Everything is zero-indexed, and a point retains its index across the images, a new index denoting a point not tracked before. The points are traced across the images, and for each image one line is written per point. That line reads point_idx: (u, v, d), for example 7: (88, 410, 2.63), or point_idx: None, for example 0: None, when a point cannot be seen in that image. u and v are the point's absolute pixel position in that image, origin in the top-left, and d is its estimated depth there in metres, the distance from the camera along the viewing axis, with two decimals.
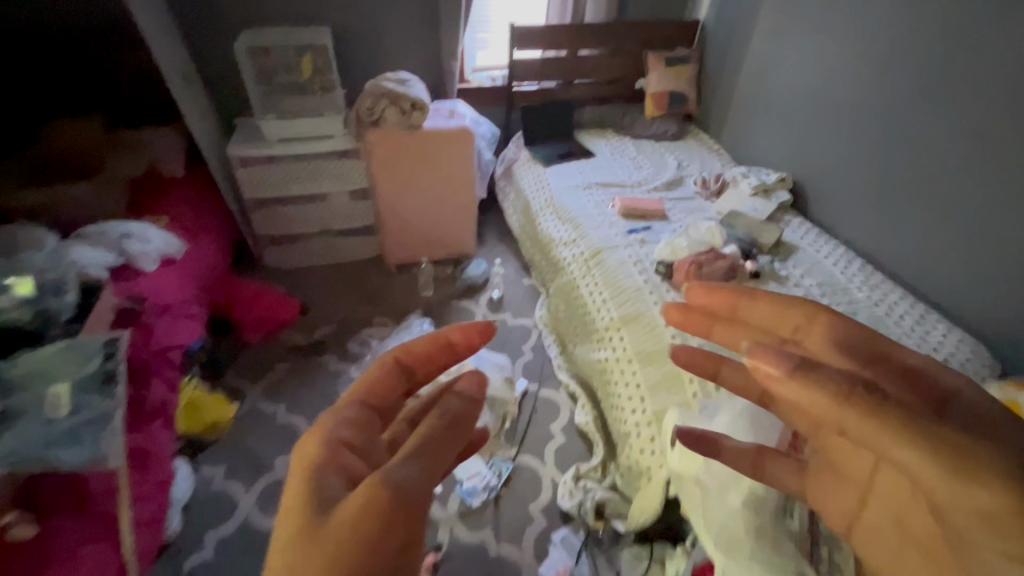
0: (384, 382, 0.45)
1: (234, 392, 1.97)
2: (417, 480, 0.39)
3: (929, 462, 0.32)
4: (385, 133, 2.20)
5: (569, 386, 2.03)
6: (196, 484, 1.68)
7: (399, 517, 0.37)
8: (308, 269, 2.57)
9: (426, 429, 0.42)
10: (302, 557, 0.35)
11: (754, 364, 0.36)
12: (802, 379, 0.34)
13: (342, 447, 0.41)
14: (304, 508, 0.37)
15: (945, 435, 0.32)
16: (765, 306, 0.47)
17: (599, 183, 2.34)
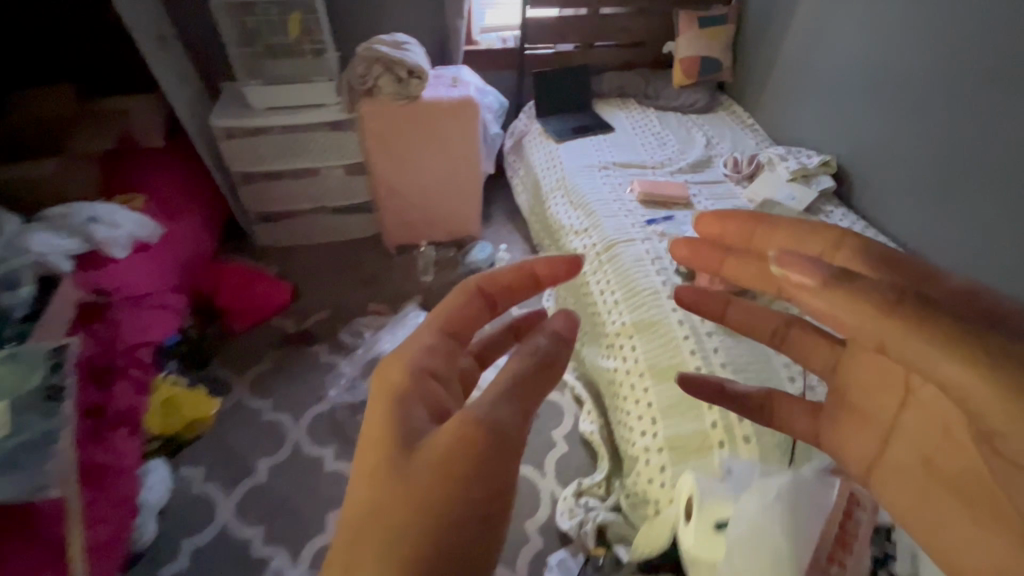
0: (467, 306, 0.55)
1: (219, 384, 1.87)
2: (499, 411, 0.48)
3: (974, 375, 0.34)
4: (379, 104, 1.98)
5: (574, 388, 1.87)
6: (175, 486, 1.60)
7: (494, 449, 0.46)
8: (303, 249, 2.42)
9: (518, 368, 0.52)
10: (405, 479, 0.44)
11: (788, 274, 0.39)
12: (832, 290, 0.37)
13: (426, 375, 0.51)
14: (396, 436, 0.46)
15: (970, 339, 0.34)
16: (779, 236, 0.52)
17: (617, 162, 2.11)
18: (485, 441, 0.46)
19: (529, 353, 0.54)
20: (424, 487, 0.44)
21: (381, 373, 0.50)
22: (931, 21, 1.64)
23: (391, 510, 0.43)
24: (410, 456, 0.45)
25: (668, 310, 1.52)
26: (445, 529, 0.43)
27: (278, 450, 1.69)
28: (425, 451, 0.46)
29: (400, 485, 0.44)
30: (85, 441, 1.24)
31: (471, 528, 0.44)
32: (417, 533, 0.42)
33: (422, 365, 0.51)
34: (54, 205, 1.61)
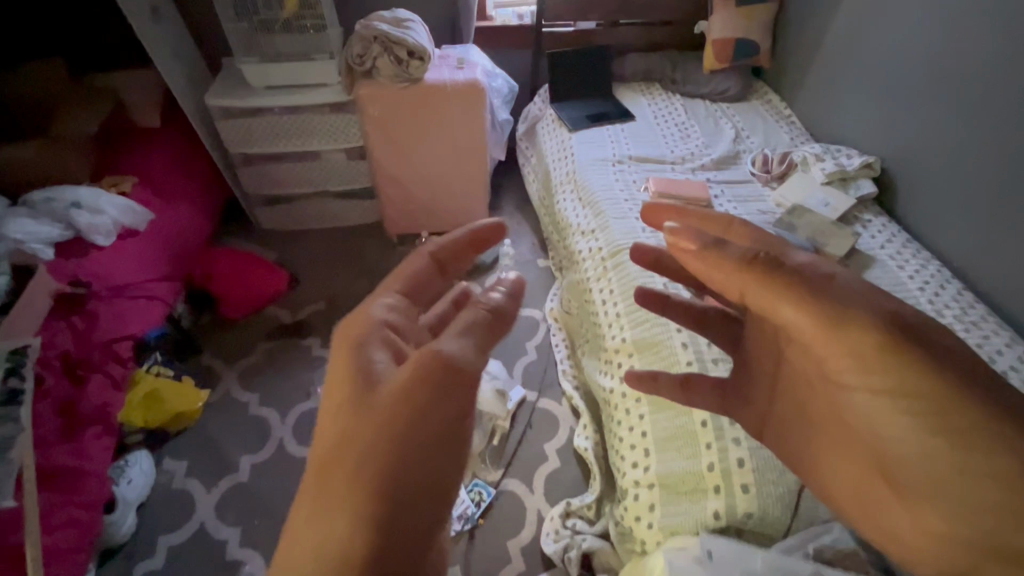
0: (422, 271, 0.61)
1: (209, 375, 1.83)
2: (462, 350, 0.54)
3: (810, 319, 0.52)
4: (379, 86, 1.86)
5: (572, 399, 1.77)
6: (157, 479, 1.58)
7: (451, 385, 0.51)
8: (305, 234, 2.35)
9: (471, 318, 0.56)
10: (358, 417, 0.49)
11: (676, 242, 0.56)
12: (707, 256, 0.54)
13: (387, 327, 0.56)
14: (354, 382, 0.51)
15: (809, 297, 0.51)
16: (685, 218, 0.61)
17: (634, 156, 1.94)
18: (446, 376, 0.51)
19: (473, 313, 0.56)
20: (384, 425, 0.48)
21: (347, 324, 0.55)
22: (1006, 3, 1.39)
23: (348, 442, 0.48)
24: (371, 397, 0.49)
25: (671, 332, 1.39)
26: (416, 454, 0.49)
27: (262, 448, 1.65)
28: (386, 390, 0.50)
29: (364, 422, 0.48)
30: (57, 440, 1.22)
31: (442, 453, 0.50)
32: (379, 468, 0.47)
33: (384, 319, 0.56)
34: (39, 189, 1.56)
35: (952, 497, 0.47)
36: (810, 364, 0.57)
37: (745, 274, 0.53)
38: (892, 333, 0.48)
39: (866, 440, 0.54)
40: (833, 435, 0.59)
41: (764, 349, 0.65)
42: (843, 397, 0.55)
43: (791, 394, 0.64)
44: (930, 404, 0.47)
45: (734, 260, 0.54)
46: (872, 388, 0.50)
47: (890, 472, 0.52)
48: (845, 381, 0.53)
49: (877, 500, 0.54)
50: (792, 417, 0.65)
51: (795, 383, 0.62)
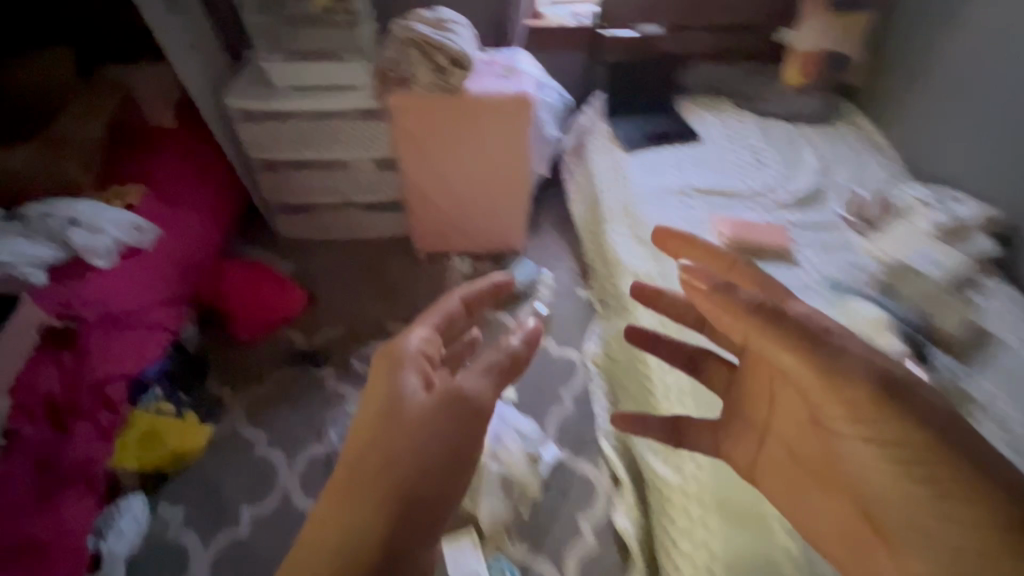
0: (455, 316, 0.77)
1: (214, 406, 1.67)
2: (480, 384, 0.69)
3: (807, 364, 0.56)
4: (415, 95, 1.64)
5: (612, 465, 1.56)
6: (151, 527, 1.44)
7: (463, 421, 0.65)
8: (325, 244, 2.15)
9: (492, 362, 0.72)
10: (389, 433, 0.61)
11: (691, 280, 0.59)
12: (716, 295, 0.57)
13: (423, 357, 0.67)
14: (380, 403, 0.63)
15: (806, 344, 0.55)
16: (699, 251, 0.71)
17: (700, 188, 1.68)
18: (463, 413, 0.65)
19: (501, 354, 0.72)
20: (411, 441, 0.61)
21: (391, 347, 0.67)
22: None
23: (383, 449, 0.61)
24: (399, 415, 0.62)
25: None
26: (430, 467, 0.62)
27: (265, 498, 1.49)
28: (410, 415, 0.62)
29: (385, 441, 0.61)
30: (32, 510, 1.07)
31: (455, 470, 0.64)
32: (399, 474, 0.60)
33: (419, 349, 0.68)
34: (37, 200, 1.41)
35: (937, 550, 0.53)
36: (811, 416, 0.64)
37: (751, 318, 0.56)
38: (879, 386, 0.53)
39: (852, 501, 0.64)
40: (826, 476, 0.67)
41: (755, 390, 0.72)
42: (833, 437, 0.61)
43: (778, 437, 0.72)
44: (911, 456, 0.53)
45: (742, 306, 0.56)
46: (868, 441, 0.56)
47: (869, 512, 0.61)
48: (835, 431, 0.60)
49: (863, 537, 0.63)
50: (790, 460, 0.72)
51: (799, 431, 0.68)
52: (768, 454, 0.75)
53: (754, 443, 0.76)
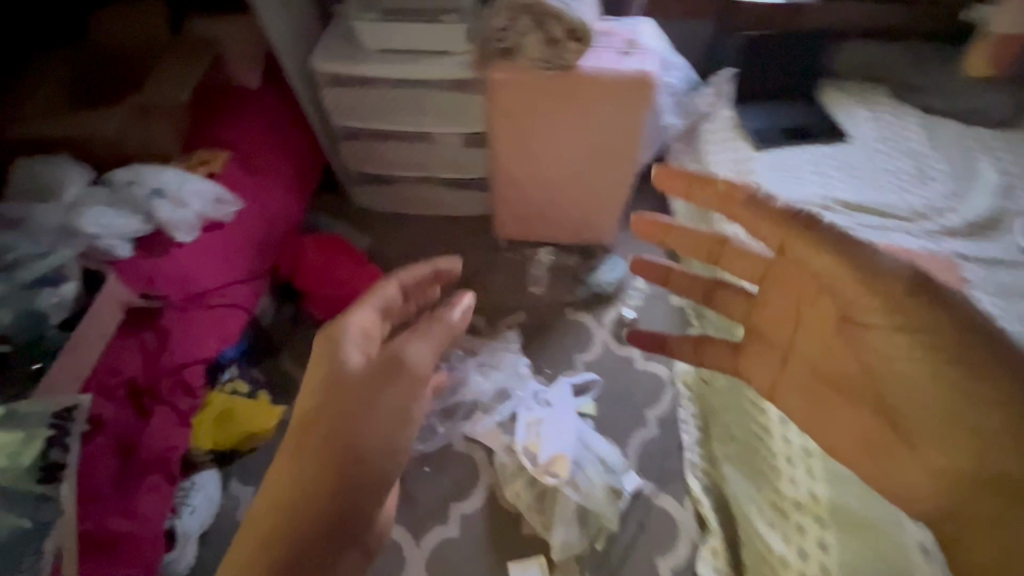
0: (387, 293, 0.78)
1: (285, 386, 1.62)
2: (418, 350, 0.71)
3: (842, 267, 0.70)
4: (518, 71, 1.44)
5: (701, 505, 1.39)
6: (222, 505, 1.43)
7: (399, 380, 0.68)
8: (401, 218, 2.03)
9: (429, 332, 0.74)
10: (331, 394, 0.65)
11: (732, 192, 0.71)
12: (756, 205, 0.71)
13: (364, 329, 0.71)
14: (328, 367, 0.67)
15: (838, 251, 0.70)
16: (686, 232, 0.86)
17: (846, 201, 1.41)
18: (394, 373, 0.68)
19: (433, 325, 0.75)
20: (354, 396, 0.65)
21: (331, 326, 0.71)
22: None
23: (326, 409, 0.64)
24: (343, 381, 0.66)
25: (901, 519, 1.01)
26: (368, 427, 0.63)
27: None
28: (353, 376, 0.66)
29: (337, 402, 0.64)
30: (104, 500, 1.05)
31: (391, 435, 0.64)
32: (332, 436, 0.62)
33: (361, 326, 0.71)
34: (124, 166, 1.35)
35: (955, 425, 0.67)
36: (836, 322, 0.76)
37: (788, 222, 0.70)
38: (909, 285, 0.68)
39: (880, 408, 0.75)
40: (843, 391, 0.79)
41: (785, 315, 0.82)
42: (866, 341, 0.73)
43: (803, 355, 0.82)
44: (941, 342, 0.67)
45: (780, 211, 0.71)
46: (897, 334, 0.69)
47: (892, 413, 0.74)
48: (868, 330, 0.71)
49: (891, 447, 0.75)
50: (811, 382, 0.82)
51: (821, 345, 0.79)
52: (789, 377, 0.84)
53: (770, 364, 0.85)
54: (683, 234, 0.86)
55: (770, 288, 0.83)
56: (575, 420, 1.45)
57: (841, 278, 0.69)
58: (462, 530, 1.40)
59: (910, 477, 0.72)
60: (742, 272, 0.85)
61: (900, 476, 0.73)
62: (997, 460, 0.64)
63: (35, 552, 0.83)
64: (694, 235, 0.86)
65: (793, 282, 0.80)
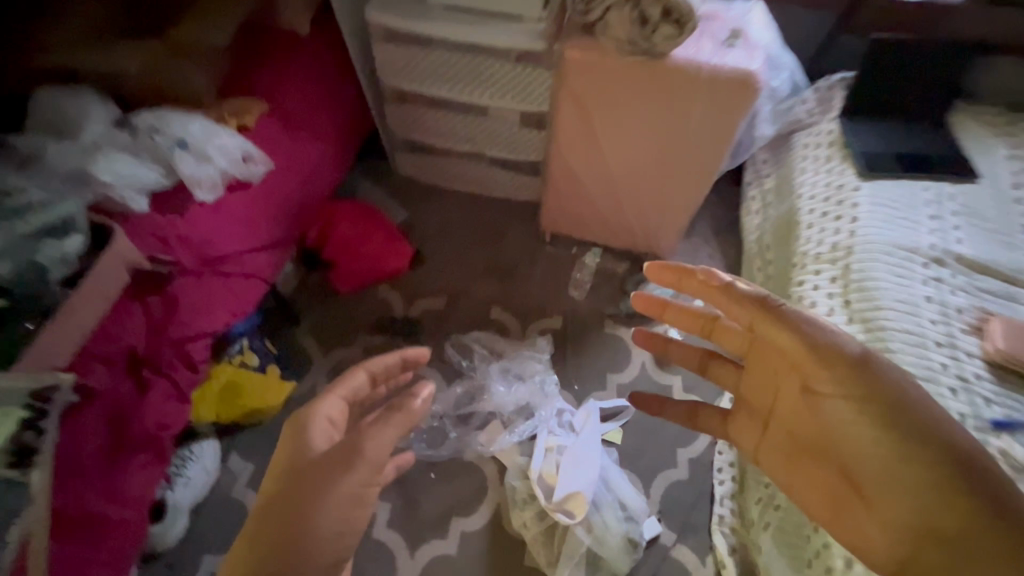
0: (353, 381, 0.86)
1: (297, 361, 1.53)
2: (381, 437, 0.77)
3: (801, 345, 0.68)
4: (600, 51, 1.23)
5: (723, 567, 1.27)
6: (219, 478, 1.37)
7: (359, 463, 0.74)
8: (441, 194, 1.87)
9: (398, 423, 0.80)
10: (290, 474, 0.74)
11: (711, 279, 0.71)
12: (726, 290, 0.71)
13: (323, 418, 0.81)
14: (289, 454, 0.77)
15: (768, 316, 0.69)
16: (677, 312, 0.81)
17: (965, 258, 1.17)
18: (351, 456, 0.74)
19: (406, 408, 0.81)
20: (313, 474, 0.73)
21: (296, 420, 0.80)
22: None
23: (290, 486, 0.73)
24: (302, 467, 0.75)
25: None
26: (318, 502, 0.71)
27: None
28: (313, 456, 0.76)
29: (298, 483, 0.73)
30: (86, 479, 0.97)
31: (348, 508, 0.72)
32: (287, 507, 0.71)
33: (325, 414, 0.81)
34: (150, 109, 1.24)
35: (905, 492, 0.62)
36: (801, 386, 0.71)
37: (753, 307, 0.70)
38: (851, 360, 0.67)
39: (841, 478, 0.68)
40: (806, 457, 0.72)
41: (765, 389, 0.76)
42: (820, 406, 0.69)
43: (781, 423, 0.74)
44: (877, 409, 0.65)
45: (743, 295, 0.71)
46: (844, 399, 0.67)
47: (853, 478, 0.66)
48: (821, 395, 0.69)
49: (847, 507, 0.67)
50: (786, 447, 0.74)
51: (789, 412, 0.73)
52: (769, 439, 0.76)
53: (753, 431, 0.78)
54: (682, 309, 0.81)
55: (753, 362, 0.77)
56: (599, 453, 1.31)
57: (798, 357, 0.69)
58: (460, 547, 1.30)
59: (867, 535, 0.64)
60: (728, 345, 0.79)
61: (863, 542, 0.65)
62: (942, 519, 0.59)
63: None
64: (690, 311, 0.81)
65: (764, 359, 0.75)
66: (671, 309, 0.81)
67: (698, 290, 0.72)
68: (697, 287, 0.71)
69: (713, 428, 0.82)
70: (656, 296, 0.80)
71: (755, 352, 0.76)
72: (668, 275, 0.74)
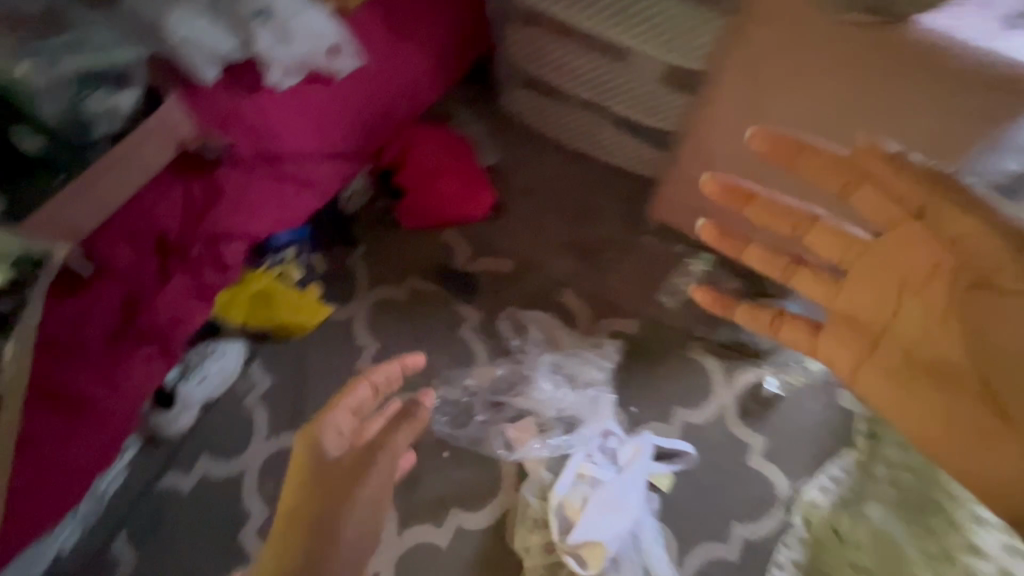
0: (359, 393, 0.82)
1: (342, 286, 1.40)
2: (397, 441, 0.83)
3: (976, 228, 0.60)
4: (803, 1, 0.89)
5: None
6: (235, 383, 1.29)
7: (381, 474, 0.79)
8: (544, 144, 1.60)
9: (406, 428, 0.84)
10: (301, 491, 0.74)
11: (846, 156, 0.68)
12: (865, 176, 0.66)
13: (332, 428, 0.78)
14: (302, 465, 0.76)
15: (927, 198, 0.63)
16: (768, 204, 0.75)
17: None
18: (363, 465, 0.78)
19: (417, 414, 0.86)
20: (324, 490, 0.73)
21: (305, 430, 0.79)
22: None
23: (303, 500, 0.72)
24: (320, 479, 0.74)
25: None
26: (329, 514, 0.71)
27: None
28: (327, 471, 0.76)
29: (314, 497, 0.73)
30: (85, 359, 0.91)
31: (370, 512, 0.75)
32: (298, 523, 0.71)
33: (337, 428, 0.79)
34: None
35: None
36: (959, 286, 0.62)
37: (911, 191, 0.63)
38: None
39: (977, 391, 0.61)
40: (937, 372, 0.64)
41: (881, 294, 0.67)
42: (972, 307, 0.61)
43: (897, 338, 0.66)
44: None
45: (890, 183, 0.64)
46: (1021, 298, 0.58)
47: (996, 391, 0.60)
48: (991, 291, 0.60)
49: (983, 432, 0.60)
50: (896, 364, 0.66)
51: (925, 318, 0.64)
52: (876, 358, 0.67)
53: (851, 357, 0.69)
54: (767, 204, 0.75)
55: (861, 270, 0.69)
56: (638, 503, 1.10)
57: (984, 248, 0.60)
58: (454, 545, 1.15)
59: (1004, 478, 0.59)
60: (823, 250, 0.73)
61: (989, 463, 0.60)
62: None
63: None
64: (777, 208, 0.75)
65: (896, 253, 0.66)
66: (757, 206, 0.75)
67: (799, 166, 0.70)
68: (810, 161, 0.70)
69: (795, 343, 0.74)
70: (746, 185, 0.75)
71: (873, 250, 0.68)
72: (779, 151, 0.70)
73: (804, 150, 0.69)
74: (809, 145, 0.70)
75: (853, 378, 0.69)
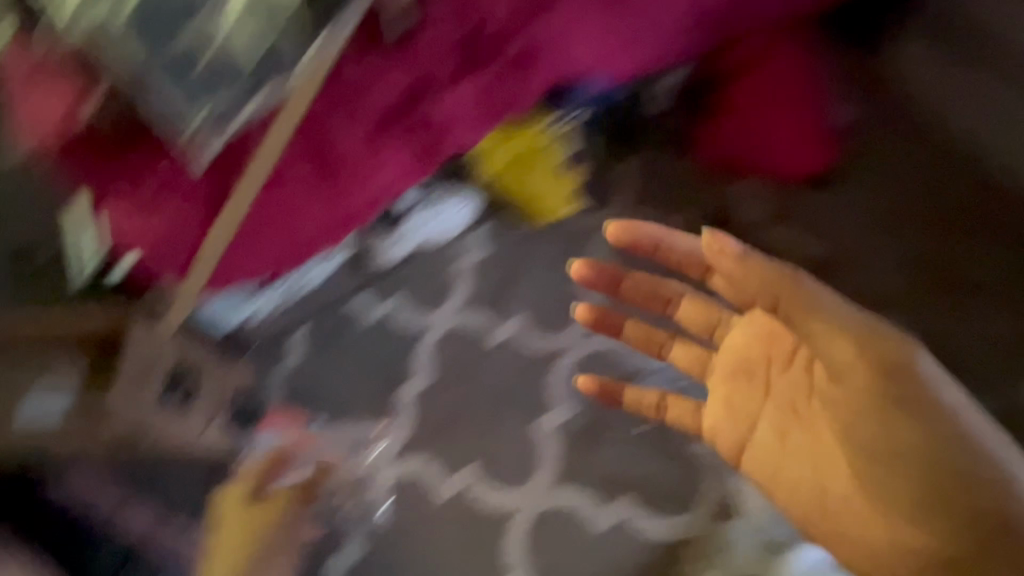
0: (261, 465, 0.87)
1: (600, 189, 1.15)
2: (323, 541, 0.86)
3: (834, 334, 0.63)
4: None
5: None
6: (453, 239, 1.13)
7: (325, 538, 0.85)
8: (923, 124, 1.16)
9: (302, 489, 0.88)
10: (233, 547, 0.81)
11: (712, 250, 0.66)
12: (741, 262, 0.66)
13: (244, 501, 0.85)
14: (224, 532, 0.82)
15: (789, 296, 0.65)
16: (643, 276, 0.85)
17: None
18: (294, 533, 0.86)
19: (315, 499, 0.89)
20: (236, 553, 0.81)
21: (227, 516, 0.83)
22: None
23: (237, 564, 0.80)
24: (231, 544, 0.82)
25: None
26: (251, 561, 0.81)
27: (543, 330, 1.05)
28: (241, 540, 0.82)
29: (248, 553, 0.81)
30: (359, 125, 0.80)
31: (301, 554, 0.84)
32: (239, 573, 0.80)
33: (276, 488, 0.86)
34: None
35: (894, 504, 0.61)
36: (811, 373, 0.68)
37: (760, 277, 0.66)
38: (866, 352, 0.62)
39: (843, 473, 0.65)
40: (816, 460, 0.67)
41: (739, 408, 0.74)
42: (811, 401, 0.68)
43: (763, 426, 0.72)
44: (892, 407, 0.61)
45: (761, 266, 0.66)
46: (843, 411, 0.64)
47: (859, 480, 0.64)
48: (832, 391, 0.65)
49: (824, 509, 0.67)
50: (765, 446, 0.72)
51: (782, 418, 0.70)
52: (756, 438, 0.72)
53: (732, 436, 0.74)
54: (639, 284, 0.84)
55: (728, 346, 0.76)
56: None
57: (834, 351, 0.63)
58: (614, 536, 0.88)
59: (849, 548, 0.65)
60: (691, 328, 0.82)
61: (850, 535, 0.65)
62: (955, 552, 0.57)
63: (229, 87, 0.66)
64: (650, 288, 0.84)
65: (748, 334, 0.74)
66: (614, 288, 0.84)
67: (654, 249, 0.79)
68: (643, 281, 0.84)
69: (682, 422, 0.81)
70: (607, 267, 0.84)
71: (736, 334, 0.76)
72: (620, 230, 0.78)
73: (657, 246, 0.78)
74: (663, 237, 0.78)
75: (736, 460, 0.74)
